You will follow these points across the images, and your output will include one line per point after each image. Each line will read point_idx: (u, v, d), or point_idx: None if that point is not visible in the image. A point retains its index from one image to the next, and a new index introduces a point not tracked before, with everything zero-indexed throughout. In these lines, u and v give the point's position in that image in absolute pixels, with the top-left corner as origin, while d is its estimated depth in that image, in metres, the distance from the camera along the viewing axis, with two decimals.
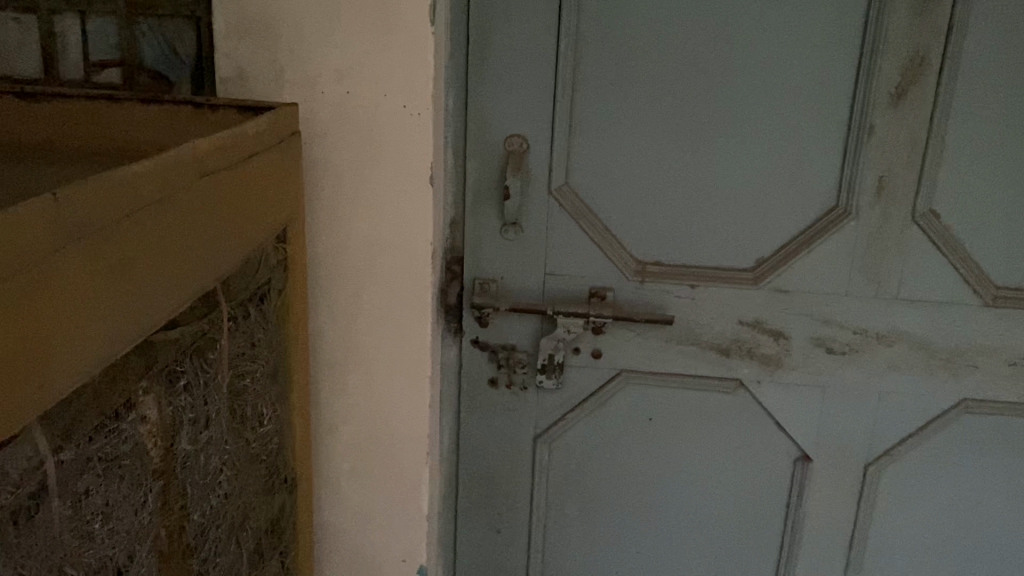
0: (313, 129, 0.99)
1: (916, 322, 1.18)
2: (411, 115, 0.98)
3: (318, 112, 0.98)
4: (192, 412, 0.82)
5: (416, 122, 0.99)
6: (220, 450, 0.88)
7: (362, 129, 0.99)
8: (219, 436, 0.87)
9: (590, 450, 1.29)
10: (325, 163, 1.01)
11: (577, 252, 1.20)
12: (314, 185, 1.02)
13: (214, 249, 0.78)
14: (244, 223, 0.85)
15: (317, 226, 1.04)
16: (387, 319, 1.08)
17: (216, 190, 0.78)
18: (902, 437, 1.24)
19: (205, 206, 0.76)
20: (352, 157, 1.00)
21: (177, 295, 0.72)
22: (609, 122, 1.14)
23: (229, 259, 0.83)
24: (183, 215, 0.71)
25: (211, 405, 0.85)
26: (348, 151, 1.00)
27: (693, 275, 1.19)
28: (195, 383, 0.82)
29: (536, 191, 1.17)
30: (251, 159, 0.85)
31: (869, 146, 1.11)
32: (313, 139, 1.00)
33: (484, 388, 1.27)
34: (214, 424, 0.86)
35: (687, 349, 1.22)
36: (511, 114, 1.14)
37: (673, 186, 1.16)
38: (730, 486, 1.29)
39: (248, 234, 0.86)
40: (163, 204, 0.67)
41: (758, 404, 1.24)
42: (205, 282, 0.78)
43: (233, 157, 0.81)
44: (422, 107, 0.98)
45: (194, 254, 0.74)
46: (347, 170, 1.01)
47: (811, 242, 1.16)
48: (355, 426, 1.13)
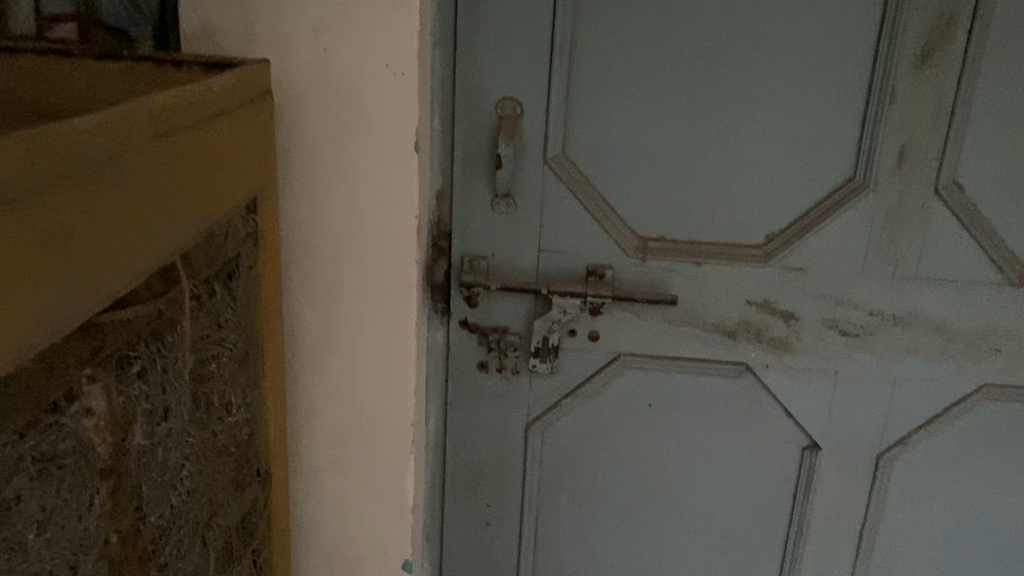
0: (287, 89, 0.90)
1: (936, 304, 1.10)
2: (394, 74, 0.89)
3: (292, 70, 0.89)
4: (149, 403, 0.73)
5: (399, 83, 0.89)
6: (182, 443, 0.79)
7: (341, 91, 0.90)
8: (180, 429, 0.78)
9: (585, 439, 1.21)
10: (302, 128, 0.92)
11: (573, 227, 1.11)
12: (289, 152, 0.93)
13: (171, 219, 0.69)
14: (207, 191, 0.76)
15: (293, 198, 0.95)
16: (369, 299, 0.99)
17: (174, 152, 0.68)
18: (917, 425, 1.16)
19: (161, 171, 0.66)
20: (330, 122, 0.91)
21: (128, 270, 0.62)
22: (610, 86, 1.05)
23: (190, 231, 0.74)
24: (135, 181, 0.62)
25: (170, 394, 0.76)
26: (326, 115, 0.91)
27: (698, 252, 1.11)
28: (152, 369, 0.73)
29: (531, 160, 1.08)
30: (215, 121, 0.76)
31: (891, 112, 1.03)
32: (286, 101, 0.90)
33: (473, 373, 1.19)
34: (175, 414, 0.77)
35: (690, 331, 1.14)
36: (504, 77, 1.05)
37: (678, 157, 1.07)
38: (733, 478, 1.21)
39: (212, 204, 0.77)
40: (111, 164, 0.58)
41: (765, 390, 1.16)
42: (161, 256, 0.68)
43: (194, 116, 0.71)
44: (406, 67, 0.88)
45: (150, 225, 0.65)
46: (325, 136, 0.92)
47: (825, 217, 1.08)
48: (336, 413, 1.05)
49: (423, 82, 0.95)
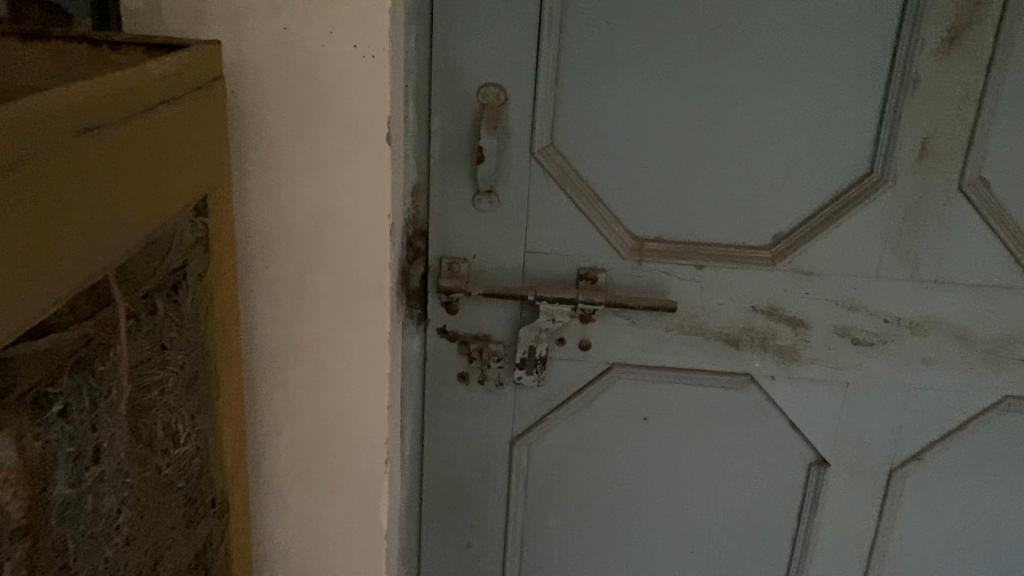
0: (241, 74, 0.79)
1: (957, 309, 1.01)
2: (362, 58, 0.79)
3: (248, 52, 0.78)
4: (75, 444, 0.62)
5: (369, 67, 0.79)
6: (117, 484, 0.68)
7: (302, 76, 0.79)
8: (115, 468, 0.68)
9: (575, 455, 1.11)
10: (259, 119, 0.81)
11: (563, 226, 1.01)
12: (244, 146, 0.82)
13: (103, 228, 0.58)
14: (146, 194, 0.65)
15: (250, 197, 0.84)
16: (337, 308, 0.89)
17: (108, 151, 0.58)
18: (932, 440, 1.07)
19: (92, 173, 0.55)
20: (292, 111, 0.81)
21: (51, 293, 0.51)
22: (604, 71, 0.95)
23: (127, 242, 0.63)
24: (57, 187, 0.51)
25: (102, 431, 0.66)
26: (287, 104, 0.80)
27: (699, 253, 1.01)
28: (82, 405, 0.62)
29: (516, 152, 0.98)
30: (154, 112, 0.65)
31: (914, 101, 0.93)
32: (241, 87, 0.80)
33: (453, 385, 1.09)
34: (107, 453, 0.66)
35: (689, 339, 1.04)
36: (486, 60, 0.95)
37: (678, 150, 0.98)
38: (733, 495, 1.12)
39: (151, 210, 0.66)
40: (26, 167, 0.47)
41: (770, 402, 1.07)
42: (92, 272, 0.57)
43: (128, 108, 0.61)
44: (377, 48, 0.78)
45: (78, 236, 0.54)
46: (286, 128, 0.81)
47: (839, 216, 0.98)
48: (301, 433, 0.94)
49: (396, 65, 0.85)
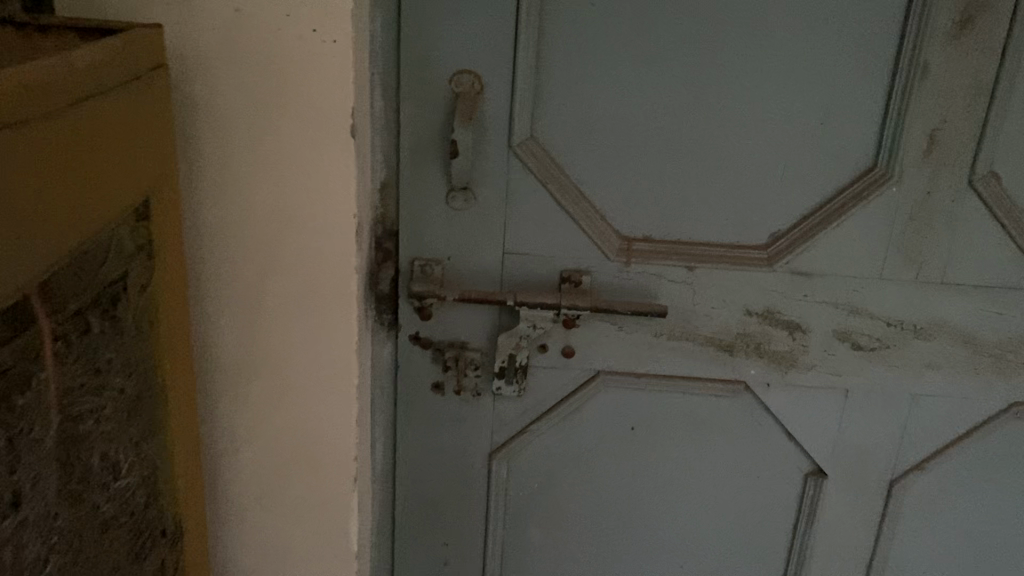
0: (187, 61, 0.71)
1: (964, 313, 0.94)
2: (322, 43, 0.71)
3: (193, 36, 0.70)
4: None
5: (330, 53, 0.71)
6: (43, 529, 0.59)
7: (255, 64, 0.71)
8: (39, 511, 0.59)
9: (557, 467, 1.04)
10: (208, 111, 0.73)
11: (545, 225, 0.93)
12: (192, 141, 0.74)
13: (27, 241, 0.50)
14: (79, 200, 0.56)
15: (200, 198, 0.76)
16: (298, 315, 0.80)
17: (28, 151, 0.49)
18: (936, 449, 1.01)
19: (9, 176, 0.47)
20: (245, 102, 0.72)
21: None
22: (588, 57, 0.87)
23: (57, 255, 0.54)
24: None
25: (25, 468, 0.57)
26: (239, 94, 0.72)
27: (691, 255, 0.94)
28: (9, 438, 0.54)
29: (494, 146, 0.91)
30: (83, 106, 0.56)
31: (922, 90, 0.86)
32: (188, 76, 0.71)
33: (427, 396, 1.01)
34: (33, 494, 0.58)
35: (680, 345, 0.98)
36: (460, 45, 0.87)
37: (668, 143, 0.90)
38: (726, 508, 1.06)
39: (84, 218, 0.58)
40: None
41: (765, 411, 1.01)
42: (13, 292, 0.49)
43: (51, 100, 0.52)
44: (338, 32, 0.70)
45: None
46: (238, 121, 0.73)
47: (841, 213, 0.91)
48: (260, 452, 0.86)
49: (360, 51, 0.77)
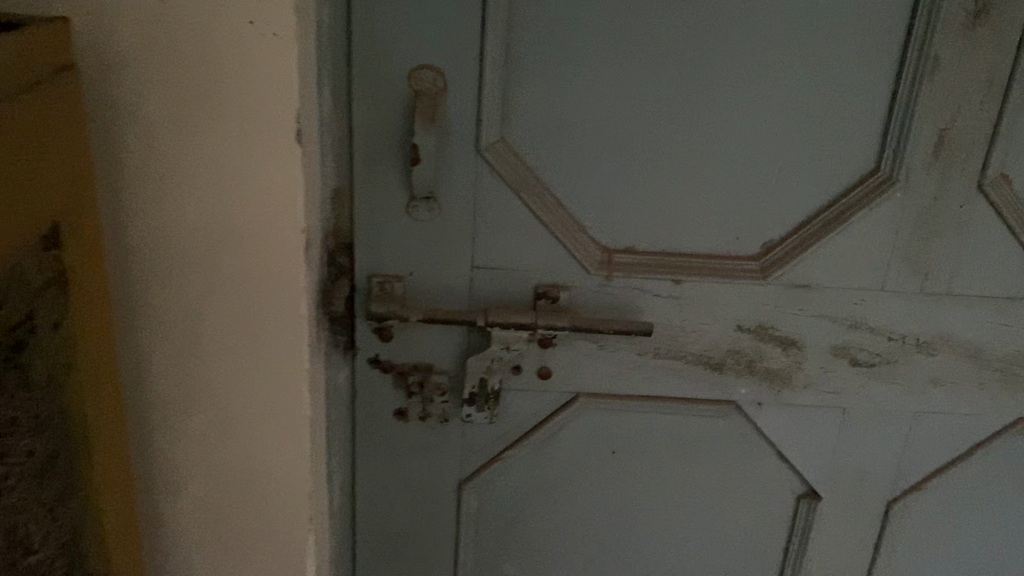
0: (103, 59, 0.60)
1: (969, 326, 0.88)
2: (263, 36, 0.60)
3: (108, 31, 0.59)
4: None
5: (272, 47, 0.61)
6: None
7: (182, 60, 0.60)
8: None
9: (533, 496, 0.96)
10: (128, 117, 0.62)
11: (517, 237, 0.84)
12: (111, 151, 0.62)
13: None
14: None
15: (124, 220, 0.65)
16: (240, 350, 0.69)
17: None
18: (937, 468, 0.94)
19: None
20: (172, 106, 0.61)
21: None
22: (565, 50, 0.78)
23: None
24: None
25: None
26: (165, 96, 0.61)
27: (677, 267, 0.86)
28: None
29: (459, 150, 0.81)
30: None
31: (932, 85, 0.78)
32: (104, 76, 0.60)
33: (390, 424, 0.92)
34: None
35: (666, 363, 0.90)
36: (420, 36, 0.76)
37: (653, 145, 0.81)
38: (714, 533, 0.98)
39: None
40: None
41: (756, 432, 0.93)
42: None
43: None
44: (281, 23, 0.60)
45: None
46: (165, 127, 0.62)
47: (842, 220, 0.84)
48: (202, 506, 0.75)
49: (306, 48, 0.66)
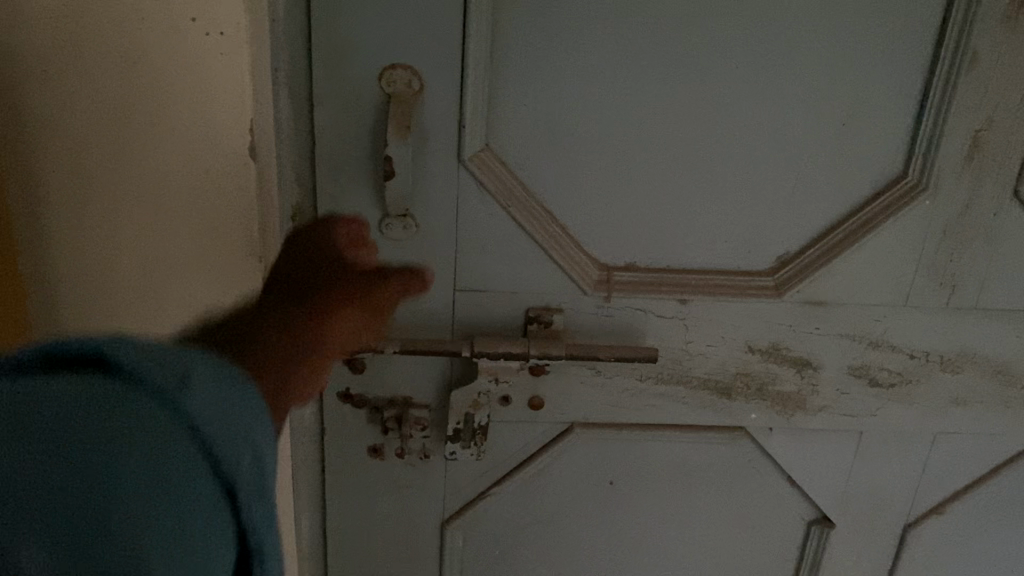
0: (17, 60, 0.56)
1: (998, 342, 0.80)
2: (207, 34, 0.57)
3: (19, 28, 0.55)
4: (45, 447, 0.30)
5: (216, 48, 0.58)
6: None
7: (113, 60, 0.57)
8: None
9: (522, 533, 0.87)
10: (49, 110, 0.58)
11: (504, 255, 0.75)
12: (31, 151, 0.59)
13: None
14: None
15: (42, 142, 0.59)
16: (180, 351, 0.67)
17: None
18: (956, 489, 0.88)
19: None
20: (101, 107, 0.58)
21: None
22: (558, 45, 0.67)
23: None
24: None
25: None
26: (93, 97, 0.58)
27: (683, 286, 0.77)
28: (63, 396, 0.31)
29: (437, 161, 0.71)
30: None
31: (967, 84, 0.70)
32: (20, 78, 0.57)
33: (363, 462, 0.83)
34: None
35: (668, 389, 0.81)
36: (391, 32, 0.66)
37: (656, 152, 0.72)
38: (718, 563, 0.91)
39: None
40: None
41: (765, 459, 0.86)
42: None
43: None
44: (226, 22, 0.57)
45: None
46: (93, 127, 0.59)
47: (864, 231, 0.75)
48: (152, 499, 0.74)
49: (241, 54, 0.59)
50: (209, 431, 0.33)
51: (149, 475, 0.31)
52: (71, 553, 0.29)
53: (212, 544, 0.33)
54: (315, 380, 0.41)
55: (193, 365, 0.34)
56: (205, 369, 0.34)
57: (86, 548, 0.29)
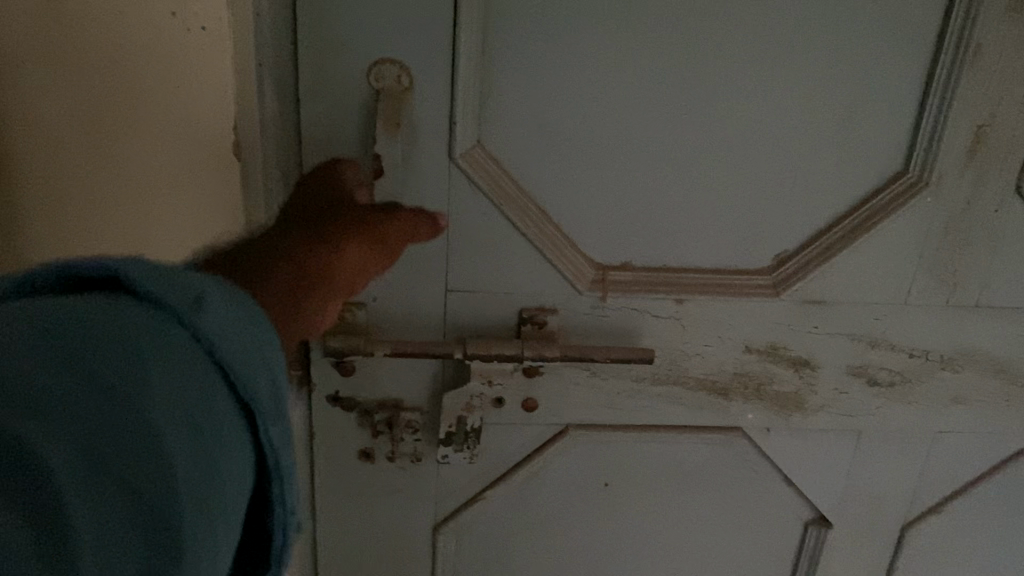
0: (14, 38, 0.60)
1: (999, 340, 0.79)
2: (186, 28, 0.58)
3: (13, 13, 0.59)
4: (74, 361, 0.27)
5: (194, 41, 0.58)
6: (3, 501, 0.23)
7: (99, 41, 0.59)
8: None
9: (516, 536, 0.86)
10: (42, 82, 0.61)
11: (496, 255, 0.73)
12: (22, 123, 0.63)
13: None
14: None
15: (33, 102, 0.62)
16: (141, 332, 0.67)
17: None
18: (956, 489, 0.87)
19: None
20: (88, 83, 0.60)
21: None
22: (552, 39, 0.65)
23: None
24: None
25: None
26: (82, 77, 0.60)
27: (679, 286, 0.76)
28: (77, 312, 0.29)
29: (427, 159, 0.69)
30: None
31: (970, 78, 0.68)
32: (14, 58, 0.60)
33: (353, 467, 0.81)
34: (27, 423, 0.25)
35: (665, 390, 0.80)
36: (379, 26, 0.63)
37: (652, 149, 0.70)
38: (715, 565, 0.90)
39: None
40: None
41: (763, 460, 0.84)
42: None
43: None
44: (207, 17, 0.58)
45: None
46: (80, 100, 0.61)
47: (865, 229, 0.74)
48: None
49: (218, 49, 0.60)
50: (228, 351, 0.31)
51: (179, 393, 0.29)
52: (96, 460, 0.26)
53: (230, 464, 0.30)
54: (320, 311, 0.44)
55: (205, 287, 0.32)
56: (215, 291, 0.33)
57: (111, 455, 0.26)
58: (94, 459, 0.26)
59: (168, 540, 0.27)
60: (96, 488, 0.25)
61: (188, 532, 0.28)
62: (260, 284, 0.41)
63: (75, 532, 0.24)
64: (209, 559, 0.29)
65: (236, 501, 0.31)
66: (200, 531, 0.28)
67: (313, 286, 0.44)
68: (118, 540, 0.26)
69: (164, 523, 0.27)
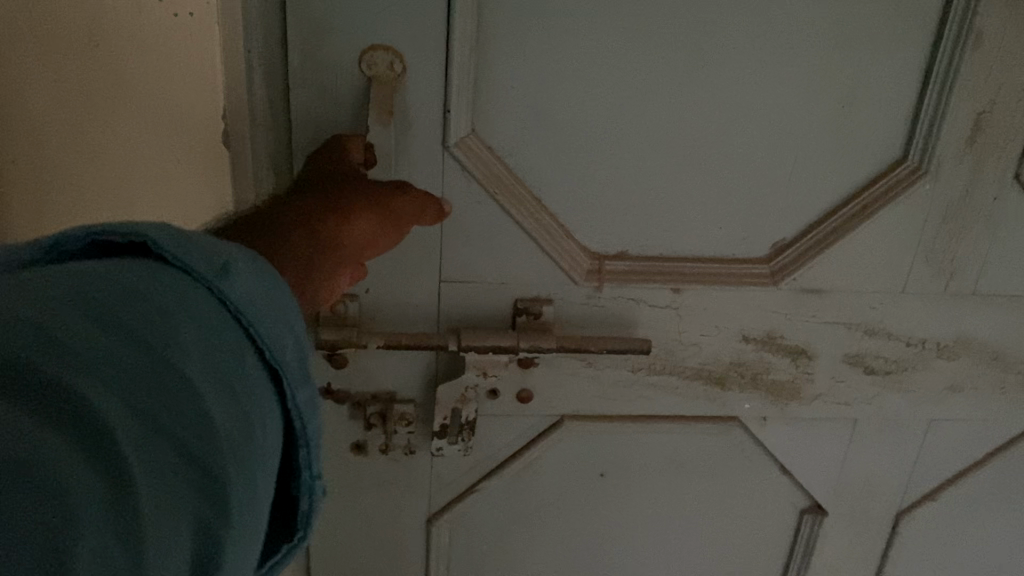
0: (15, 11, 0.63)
1: (996, 327, 0.79)
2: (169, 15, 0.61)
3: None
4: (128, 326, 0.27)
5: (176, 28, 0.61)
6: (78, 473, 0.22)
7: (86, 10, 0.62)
8: (18, 430, 0.22)
9: (511, 527, 0.85)
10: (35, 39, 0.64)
11: (491, 244, 0.72)
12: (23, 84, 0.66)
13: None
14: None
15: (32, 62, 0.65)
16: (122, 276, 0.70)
17: None
18: (950, 475, 0.87)
19: None
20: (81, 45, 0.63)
21: None
22: (546, 23, 0.64)
23: None
24: None
25: (8, 304, 0.25)
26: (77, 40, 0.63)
27: (676, 275, 0.75)
28: (112, 274, 0.28)
29: (420, 148, 0.67)
30: None
31: (970, 64, 0.67)
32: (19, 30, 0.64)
33: (345, 460, 0.80)
34: (82, 382, 0.24)
35: (661, 379, 0.79)
36: (370, 11, 0.62)
37: (649, 137, 0.69)
38: (710, 553, 0.90)
39: None
40: None
41: (759, 448, 0.84)
42: None
43: None
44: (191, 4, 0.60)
45: None
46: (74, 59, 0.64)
47: (863, 217, 0.73)
48: None
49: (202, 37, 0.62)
50: (253, 315, 0.31)
51: (221, 363, 0.28)
52: (155, 428, 0.25)
53: (265, 425, 0.30)
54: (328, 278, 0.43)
55: (234, 256, 0.31)
56: (244, 261, 0.32)
57: (159, 411, 0.26)
58: (142, 415, 0.25)
59: (219, 497, 0.27)
60: (149, 443, 0.25)
61: (234, 487, 0.27)
62: (283, 247, 0.40)
63: (133, 486, 0.24)
64: (255, 517, 0.28)
65: (272, 460, 0.30)
66: (247, 492, 0.28)
67: (330, 254, 0.43)
68: (167, 494, 0.25)
69: (214, 484, 0.26)
